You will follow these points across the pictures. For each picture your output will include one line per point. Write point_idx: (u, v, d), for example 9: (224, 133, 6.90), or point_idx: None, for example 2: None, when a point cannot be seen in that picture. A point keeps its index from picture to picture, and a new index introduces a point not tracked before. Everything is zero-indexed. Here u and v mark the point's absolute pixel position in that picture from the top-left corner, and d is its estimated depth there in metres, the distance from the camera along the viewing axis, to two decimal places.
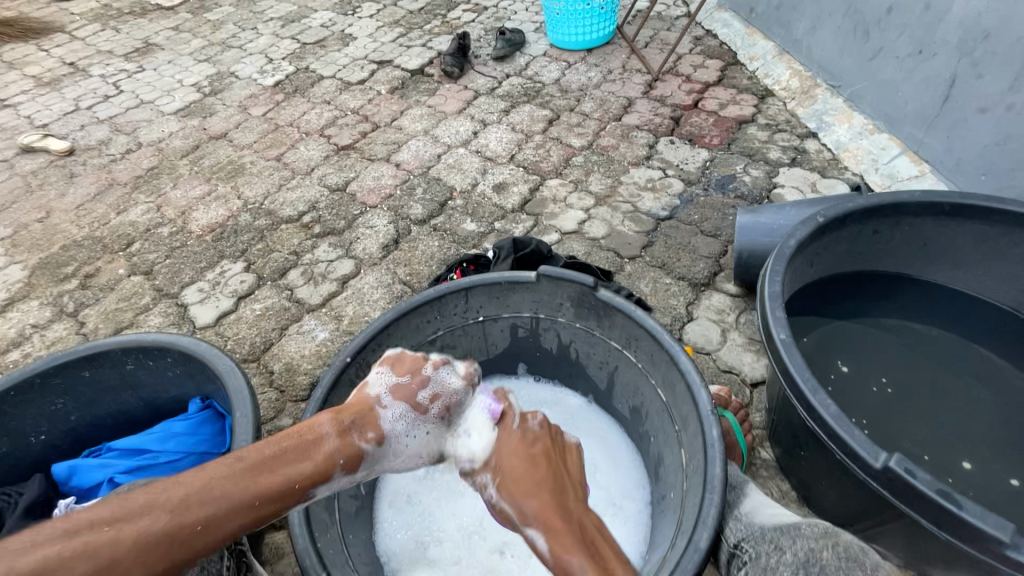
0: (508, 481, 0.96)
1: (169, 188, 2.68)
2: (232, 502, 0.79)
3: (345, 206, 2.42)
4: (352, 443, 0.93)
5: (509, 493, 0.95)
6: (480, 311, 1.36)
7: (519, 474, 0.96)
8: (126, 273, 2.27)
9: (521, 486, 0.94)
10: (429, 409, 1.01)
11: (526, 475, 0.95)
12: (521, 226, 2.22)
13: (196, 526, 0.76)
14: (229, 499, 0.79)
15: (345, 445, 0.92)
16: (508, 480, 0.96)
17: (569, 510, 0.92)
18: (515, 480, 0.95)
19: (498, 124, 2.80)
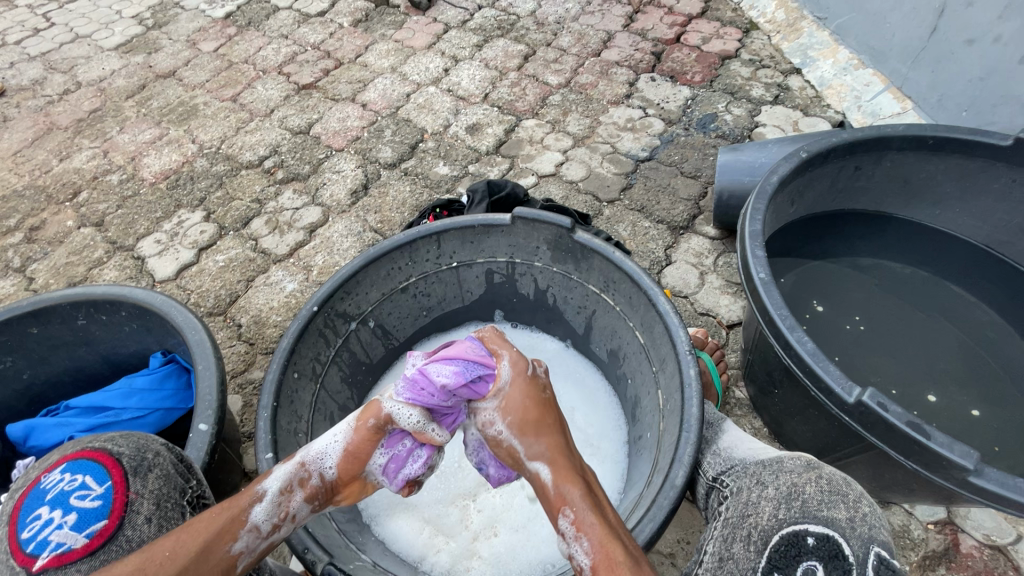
0: (519, 412, 0.87)
1: (116, 132, 2.48)
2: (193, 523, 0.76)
3: (309, 150, 2.28)
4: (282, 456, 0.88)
5: (516, 426, 0.86)
6: (454, 256, 1.31)
7: (530, 411, 0.87)
8: (75, 225, 2.12)
9: (529, 422, 0.86)
10: None
11: (537, 410, 0.87)
12: (497, 169, 2.13)
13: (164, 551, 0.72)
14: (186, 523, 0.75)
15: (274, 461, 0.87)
16: (516, 413, 0.87)
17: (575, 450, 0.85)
18: (524, 414, 0.87)
19: (471, 60, 2.63)
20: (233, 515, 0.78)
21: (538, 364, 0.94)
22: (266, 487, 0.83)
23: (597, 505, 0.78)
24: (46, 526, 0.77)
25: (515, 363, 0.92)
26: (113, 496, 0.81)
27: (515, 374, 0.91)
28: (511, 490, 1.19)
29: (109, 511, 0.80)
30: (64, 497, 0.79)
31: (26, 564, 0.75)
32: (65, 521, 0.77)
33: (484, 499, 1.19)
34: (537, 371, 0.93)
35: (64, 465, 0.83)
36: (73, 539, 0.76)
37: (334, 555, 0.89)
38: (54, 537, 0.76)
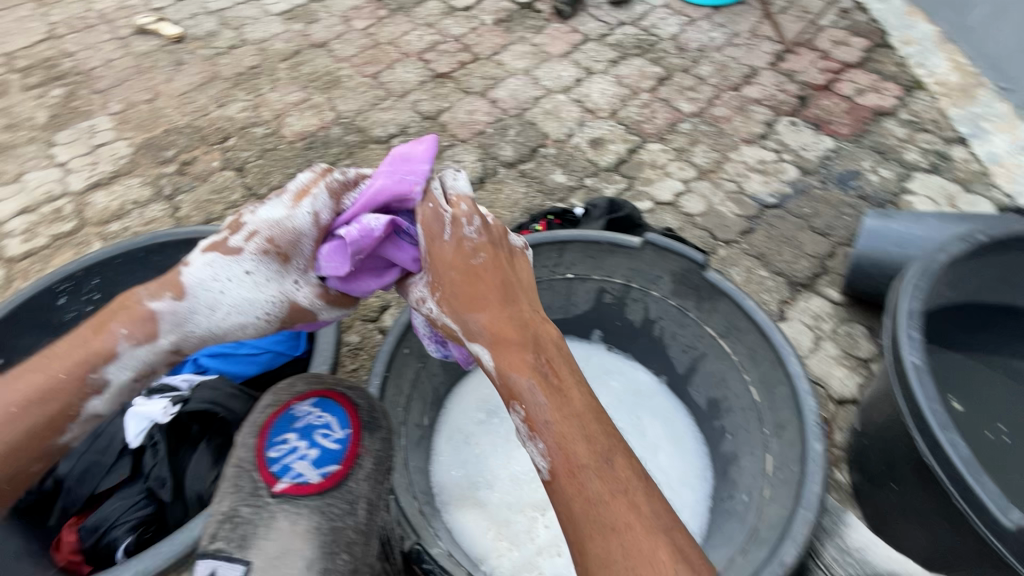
0: (455, 293, 0.94)
1: (268, 90, 2.71)
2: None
3: (435, 136, 2.37)
4: (124, 313, 0.91)
5: (454, 308, 0.94)
6: (571, 269, 1.29)
7: (463, 287, 0.94)
8: (220, 167, 2.33)
9: (464, 298, 0.93)
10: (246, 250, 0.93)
11: (466, 283, 0.94)
12: (614, 187, 2.10)
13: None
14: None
15: (117, 317, 0.91)
16: (444, 284, 0.95)
17: (528, 325, 0.92)
18: (456, 291, 0.93)
19: (604, 75, 2.64)
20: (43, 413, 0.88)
21: (461, 224, 0.96)
22: (107, 369, 0.90)
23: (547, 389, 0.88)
24: (289, 453, 0.82)
25: (430, 225, 0.97)
26: (348, 444, 0.86)
27: (433, 241, 0.97)
28: None
29: (342, 458, 0.84)
30: (312, 431, 0.84)
31: (266, 481, 0.80)
32: (309, 455, 0.83)
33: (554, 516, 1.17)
34: (462, 233, 0.96)
35: (314, 400, 0.89)
36: (311, 474, 0.81)
37: (421, 535, 0.94)
38: (296, 466, 0.81)
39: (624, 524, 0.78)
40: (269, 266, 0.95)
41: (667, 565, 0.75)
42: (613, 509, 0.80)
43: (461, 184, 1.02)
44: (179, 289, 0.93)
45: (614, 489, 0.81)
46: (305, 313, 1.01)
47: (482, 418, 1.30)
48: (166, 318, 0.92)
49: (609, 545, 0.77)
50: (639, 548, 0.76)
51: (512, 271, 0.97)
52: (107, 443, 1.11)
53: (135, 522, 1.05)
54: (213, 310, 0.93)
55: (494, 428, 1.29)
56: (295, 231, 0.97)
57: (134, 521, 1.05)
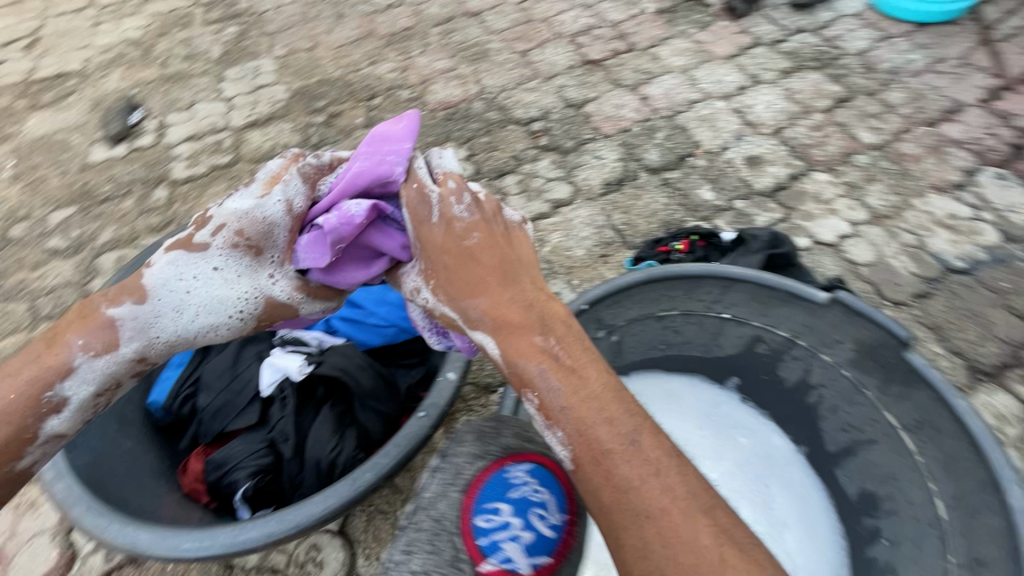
0: (453, 280, 0.90)
1: (417, 54, 2.72)
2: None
3: (577, 126, 2.26)
4: (78, 323, 0.89)
5: (450, 294, 0.90)
6: (730, 308, 1.15)
7: (459, 270, 0.90)
8: (363, 124, 2.38)
9: (460, 285, 0.89)
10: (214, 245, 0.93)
11: (462, 267, 0.90)
12: (767, 215, 1.88)
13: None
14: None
15: (71, 328, 0.90)
16: (439, 266, 0.91)
17: (533, 306, 0.88)
18: (454, 276, 0.89)
19: (772, 86, 2.37)
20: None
21: (449, 204, 0.92)
22: (75, 373, 0.88)
23: (560, 371, 0.83)
24: (501, 528, 0.76)
25: (416, 209, 0.94)
26: (560, 534, 0.78)
27: (426, 224, 0.93)
28: None
29: (553, 550, 0.77)
30: (529, 508, 0.78)
31: (474, 556, 0.74)
32: (522, 538, 0.75)
33: None
34: (454, 213, 0.92)
35: (530, 469, 0.82)
36: (523, 563, 0.74)
37: None
38: (508, 548, 0.74)
39: (659, 508, 0.73)
40: (240, 259, 0.94)
41: (711, 552, 0.71)
42: (645, 495, 0.75)
43: (445, 164, 0.98)
44: (141, 293, 0.92)
45: (645, 472, 0.76)
46: (284, 306, 0.97)
47: None
48: (129, 324, 0.91)
49: (644, 530, 0.73)
50: (678, 532, 0.72)
51: (510, 248, 0.93)
52: (243, 386, 1.16)
53: (255, 469, 1.07)
54: (179, 313, 0.93)
55: None
56: (267, 223, 0.94)
57: (255, 467, 1.07)
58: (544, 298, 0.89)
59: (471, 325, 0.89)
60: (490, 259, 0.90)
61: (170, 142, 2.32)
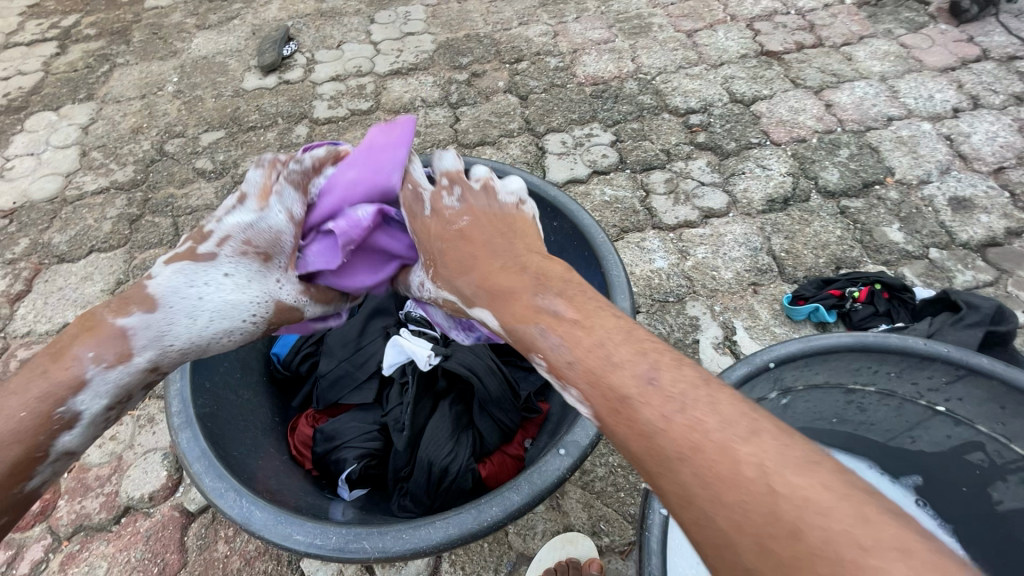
0: (442, 258, 0.78)
1: (572, 19, 2.51)
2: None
3: (743, 127, 1.97)
4: (86, 333, 0.74)
5: (440, 273, 0.79)
6: (951, 402, 0.93)
7: (446, 247, 0.78)
8: (505, 89, 2.24)
9: (449, 261, 0.77)
10: (220, 253, 0.84)
11: (448, 247, 0.78)
12: (972, 275, 1.53)
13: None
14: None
15: (76, 341, 0.74)
16: (430, 249, 0.81)
17: (524, 265, 0.71)
18: (442, 253, 0.78)
19: (999, 112, 1.94)
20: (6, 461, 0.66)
21: (439, 194, 0.84)
22: (84, 389, 0.71)
23: (558, 325, 0.63)
24: None
25: (409, 205, 0.87)
26: None
27: (416, 216, 0.85)
28: None
29: None
30: None
31: None
32: None
33: None
34: (442, 203, 0.83)
35: None
36: None
37: None
38: None
39: (694, 451, 0.51)
40: (249, 266, 0.85)
41: (759, 485, 0.48)
42: (672, 438, 0.52)
43: (446, 161, 0.88)
44: (149, 302, 0.79)
45: (672, 411, 0.53)
46: (292, 312, 0.88)
47: None
48: (144, 333, 0.77)
49: (680, 475, 0.51)
50: (723, 473, 0.49)
51: (501, 219, 0.79)
52: (364, 361, 1.13)
53: (362, 452, 1.03)
54: (194, 318, 0.80)
55: None
56: (271, 233, 0.87)
57: (361, 450, 1.03)
58: (536, 256, 0.73)
59: (466, 300, 0.74)
60: (473, 229, 0.78)
61: (317, 80, 2.32)
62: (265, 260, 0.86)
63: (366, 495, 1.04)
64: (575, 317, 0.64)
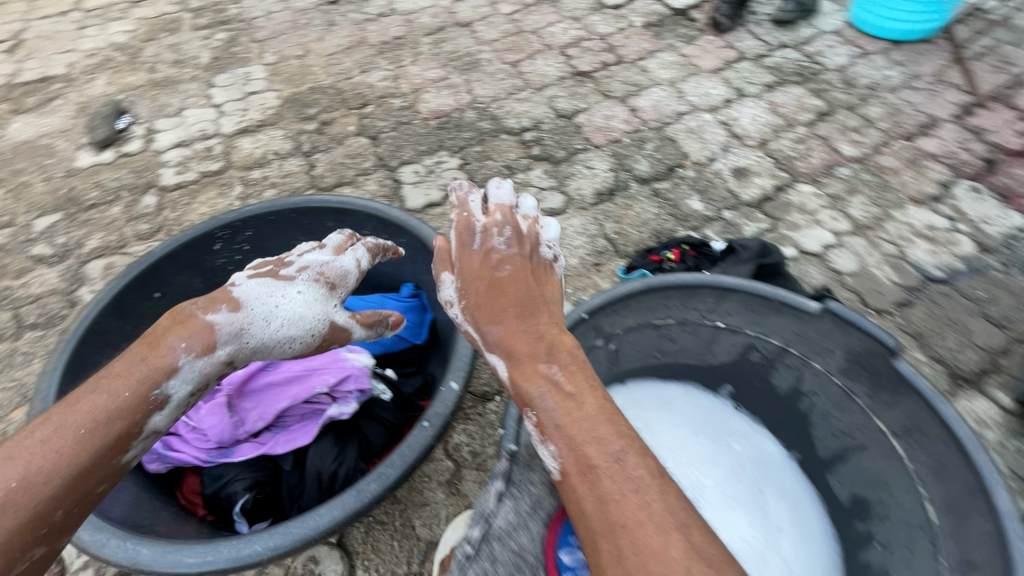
0: (479, 300, 1.01)
1: (409, 63, 2.73)
2: (49, 441, 0.82)
3: (569, 137, 2.29)
4: (180, 326, 0.97)
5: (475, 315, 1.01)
6: (724, 317, 1.18)
7: (489, 295, 1.01)
8: (355, 132, 2.38)
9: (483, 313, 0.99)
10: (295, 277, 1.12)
11: (488, 297, 1.01)
12: (754, 226, 1.93)
13: (10, 484, 0.77)
14: (36, 431, 0.83)
15: (172, 330, 0.97)
16: (471, 295, 1.03)
17: (541, 337, 0.93)
18: (478, 303, 1.01)
19: (757, 99, 2.44)
20: (113, 433, 0.87)
21: (488, 236, 1.09)
22: (172, 377, 0.94)
23: (557, 395, 0.86)
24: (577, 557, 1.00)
25: (461, 239, 1.10)
26: None
27: (464, 250, 1.09)
28: None
29: None
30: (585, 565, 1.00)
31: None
32: None
33: None
34: (492, 249, 1.07)
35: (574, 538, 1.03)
36: None
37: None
38: None
39: (633, 522, 0.72)
40: (316, 291, 1.12)
41: (678, 564, 0.68)
42: (622, 509, 0.74)
43: (501, 197, 1.18)
44: (236, 303, 1.04)
45: (625, 488, 0.75)
46: (342, 333, 1.11)
47: None
48: (225, 329, 1.00)
49: (620, 540, 0.72)
50: (654, 547, 0.70)
51: (537, 287, 1.02)
52: None
53: (251, 482, 1.07)
54: (267, 322, 1.05)
55: None
56: (339, 274, 1.18)
57: (251, 480, 1.07)
58: (554, 330, 0.94)
59: (490, 343, 0.98)
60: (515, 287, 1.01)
61: (159, 148, 2.30)
62: (330, 288, 1.14)
63: (266, 525, 1.09)
64: (572, 391, 0.87)
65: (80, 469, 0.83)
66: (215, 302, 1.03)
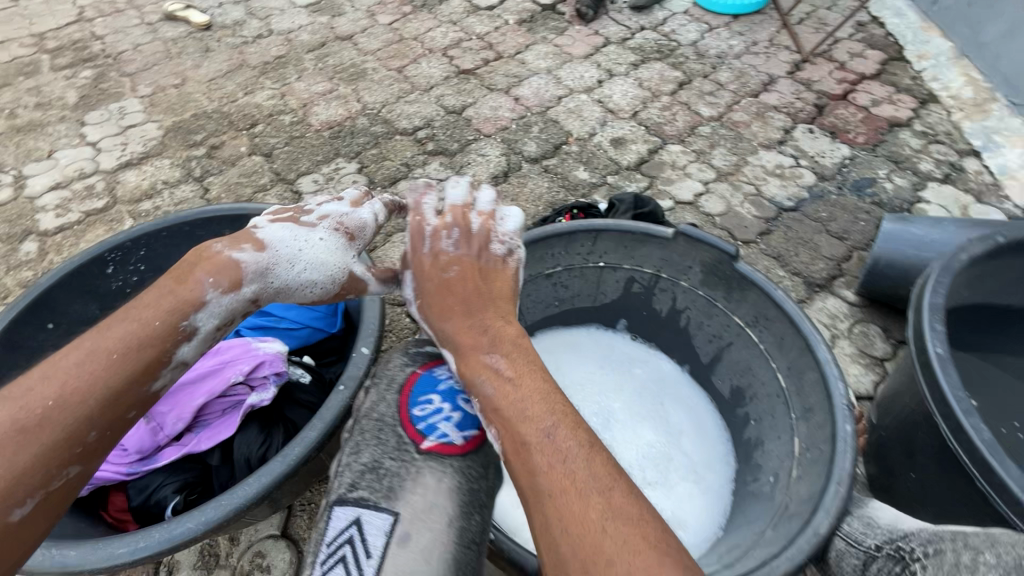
0: (430, 298, 1.00)
1: (294, 79, 2.75)
2: (80, 364, 0.84)
3: (460, 130, 2.42)
4: (206, 262, 0.98)
5: (427, 312, 1.00)
6: (603, 257, 1.34)
7: (438, 291, 1.00)
8: (248, 152, 2.37)
9: (433, 308, 0.98)
10: (317, 225, 1.12)
11: (442, 292, 0.99)
12: (635, 186, 2.15)
13: (47, 402, 0.80)
14: (70, 354, 0.85)
15: (201, 265, 0.98)
16: (425, 294, 1.02)
17: (486, 326, 0.92)
18: (433, 298, 0.99)
19: (625, 77, 2.69)
20: (142, 359, 0.89)
21: (437, 238, 1.06)
22: (200, 312, 0.95)
23: (496, 378, 0.85)
24: (436, 412, 0.85)
25: (415, 241, 1.07)
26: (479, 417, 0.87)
27: (416, 252, 1.06)
28: None
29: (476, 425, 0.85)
30: (457, 395, 0.88)
31: (415, 437, 0.81)
32: (453, 416, 0.85)
33: None
34: (442, 250, 1.04)
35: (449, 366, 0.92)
36: (456, 435, 0.83)
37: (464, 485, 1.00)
38: (443, 425, 0.83)
39: (560, 491, 0.71)
40: (338, 240, 1.13)
41: (595, 526, 0.68)
42: (551, 479, 0.73)
43: (456, 196, 1.13)
44: (260, 244, 1.05)
45: (553, 461, 0.74)
46: (360, 282, 1.15)
47: None
48: (251, 269, 1.02)
49: (545, 511, 0.71)
50: (575, 513, 0.70)
51: (484, 280, 1.00)
52: None
53: (180, 484, 1.09)
54: (292, 264, 1.06)
55: None
56: (357, 224, 1.18)
57: (179, 482, 1.09)
58: (499, 321, 0.94)
59: (436, 334, 0.97)
60: (463, 284, 0.99)
61: (34, 194, 2.18)
62: (352, 238, 1.15)
63: None
64: (511, 374, 0.85)
65: (111, 393, 0.85)
66: (239, 242, 1.04)
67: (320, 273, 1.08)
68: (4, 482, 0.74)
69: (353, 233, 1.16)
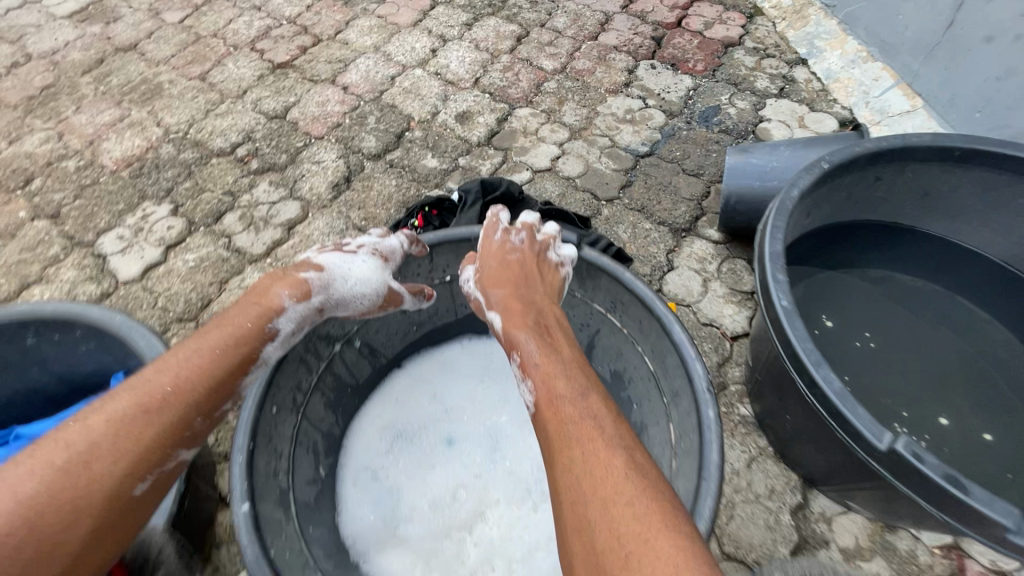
0: (488, 272, 1.07)
1: (71, 112, 2.27)
2: (189, 360, 0.93)
3: (286, 137, 2.12)
4: (282, 280, 1.05)
5: (481, 285, 1.07)
6: (448, 270, 1.25)
7: (494, 268, 1.07)
8: (28, 217, 1.94)
9: (491, 281, 1.06)
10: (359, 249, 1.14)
11: (500, 270, 1.06)
12: (489, 163, 2.00)
13: (165, 389, 0.90)
14: (179, 350, 0.94)
15: (280, 282, 1.05)
16: (483, 270, 1.09)
17: (535, 301, 1.01)
18: (490, 275, 1.07)
19: (460, 41, 2.47)
20: (236, 359, 0.97)
21: (511, 232, 1.12)
22: (280, 321, 1.02)
23: (541, 341, 0.93)
24: None
25: (489, 231, 1.13)
26: None
27: (485, 238, 1.13)
28: (510, 520, 1.14)
29: None
30: None
31: None
32: None
33: (481, 531, 1.13)
34: (510, 239, 1.11)
35: None
36: None
37: None
38: None
39: (587, 438, 0.77)
40: (378, 262, 1.13)
41: (619, 472, 0.73)
42: (580, 431, 0.79)
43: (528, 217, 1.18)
44: (320, 266, 1.09)
45: (588, 418, 0.80)
46: (396, 294, 1.13)
47: (389, 447, 1.23)
48: (317, 283, 1.07)
49: (576, 453, 0.76)
50: (601, 458, 0.74)
51: (541, 270, 1.08)
52: None
53: None
54: (345, 280, 1.09)
55: (404, 455, 1.23)
56: (390, 249, 1.15)
57: None
58: (547, 300, 1.02)
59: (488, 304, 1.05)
60: (521, 268, 1.06)
61: None
62: (388, 257, 1.14)
63: None
64: (553, 339, 0.94)
65: (209, 388, 0.93)
66: (305, 268, 1.10)
67: (367, 287, 1.10)
68: (132, 454, 0.84)
69: (388, 251, 1.15)
